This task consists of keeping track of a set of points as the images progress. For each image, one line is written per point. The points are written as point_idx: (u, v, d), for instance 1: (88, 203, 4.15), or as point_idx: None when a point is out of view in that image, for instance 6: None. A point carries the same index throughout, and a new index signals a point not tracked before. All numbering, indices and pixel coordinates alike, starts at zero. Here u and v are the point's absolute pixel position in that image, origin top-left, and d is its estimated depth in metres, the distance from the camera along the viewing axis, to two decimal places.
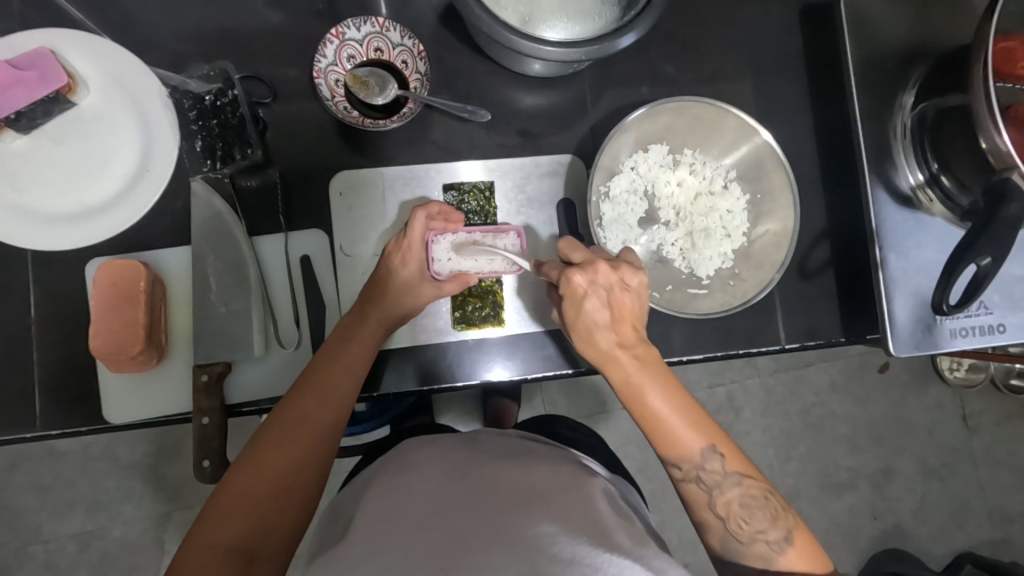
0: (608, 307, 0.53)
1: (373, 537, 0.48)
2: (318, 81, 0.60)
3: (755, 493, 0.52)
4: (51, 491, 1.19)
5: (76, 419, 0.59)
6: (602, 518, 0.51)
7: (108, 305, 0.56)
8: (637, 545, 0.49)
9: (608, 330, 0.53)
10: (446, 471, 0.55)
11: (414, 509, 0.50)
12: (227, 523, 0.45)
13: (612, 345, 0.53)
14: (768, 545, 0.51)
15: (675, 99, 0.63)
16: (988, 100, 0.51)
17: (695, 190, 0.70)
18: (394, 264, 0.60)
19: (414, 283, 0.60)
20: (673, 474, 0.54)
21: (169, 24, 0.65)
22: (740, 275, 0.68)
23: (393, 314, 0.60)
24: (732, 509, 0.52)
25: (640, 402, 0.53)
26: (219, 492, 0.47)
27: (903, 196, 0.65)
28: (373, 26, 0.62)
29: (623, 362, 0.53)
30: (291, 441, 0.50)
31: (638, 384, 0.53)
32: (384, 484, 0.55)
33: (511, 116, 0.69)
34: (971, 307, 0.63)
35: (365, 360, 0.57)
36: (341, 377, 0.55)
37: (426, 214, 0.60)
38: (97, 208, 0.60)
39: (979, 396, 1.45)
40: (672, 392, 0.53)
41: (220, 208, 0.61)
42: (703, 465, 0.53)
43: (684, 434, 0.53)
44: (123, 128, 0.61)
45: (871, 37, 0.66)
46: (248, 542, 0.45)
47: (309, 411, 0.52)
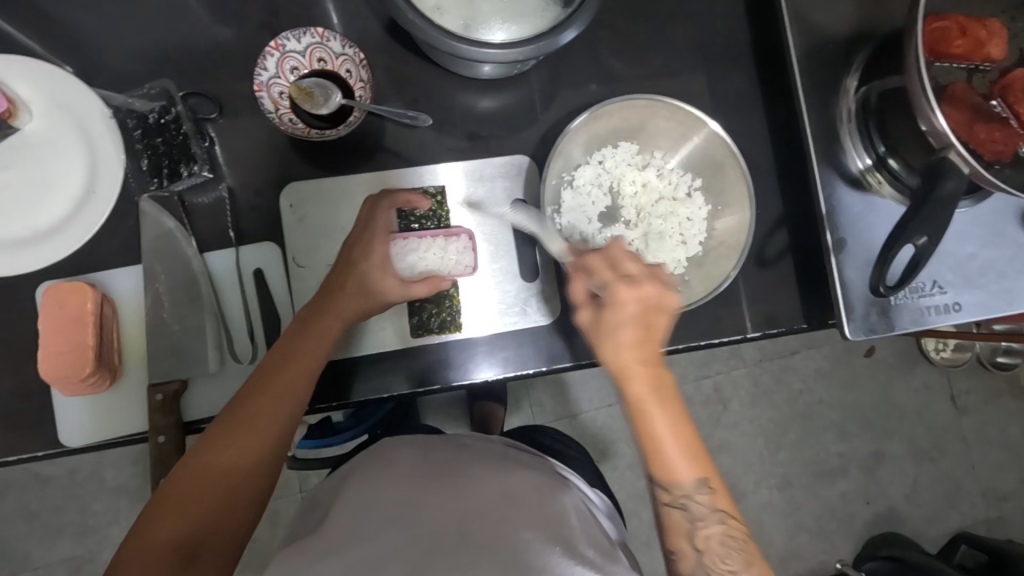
0: (637, 323, 0.53)
1: (346, 533, 0.48)
2: (259, 94, 0.61)
3: (735, 534, 0.52)
4: (39, 517, 1.18)
5: (35, 445, 0.58)
6: (575, 529, 0.51)
7: (59, 327, 0.56)
8: (606, 559, 0.50)
9: (639, 347, 0.52)
10: (425, 469, 0.55)
11: (383, 503, 0.50)
12: (169, 523, 0.47)
13: (635, 360, 0.52)
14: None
15: (643, 97, 0.63)
16: (921, 81, 0.51)
17: (659, 193, 0.69)
18: (358, 253, 0.59)
19: (379, 276, 0.59)
20: (659, 495, 0.52)
21: (115, 45, 0.65)
22: (689, 280, 0.67)
23: (361, 312, 0.59)
24: (710, 544, 0.52)
25: (647, 429, 0.51)
26: (165, 489, 0.48)
27: (853, 179, 0.65)
28: (314, 37, 0.62)
29: (637, 376, 0.52)
30: (243, 437, 0.51)
31: (644, 404, 0.51)
32: (360, 476, 0.56)
33: (462, 119, 0.69)
34: (910, 287, 0.63)
35: (321, 359, 0.56)
36: (295, 377, 0.55)
37: (392, 203, 0.61)
38: (45, 231, 0.60)
39: (966, 375, 1.46)
40: (678, 419, 0.52)
41: (168, 226, 0.61)
42: (692, 495, 0.52)
43: (682, 466, 0.51)
44: (68, 150, 0.61)
45: (815, 21, 0.66)
46: (191, 541, 0.47)
47: (256, 412, 0.52)
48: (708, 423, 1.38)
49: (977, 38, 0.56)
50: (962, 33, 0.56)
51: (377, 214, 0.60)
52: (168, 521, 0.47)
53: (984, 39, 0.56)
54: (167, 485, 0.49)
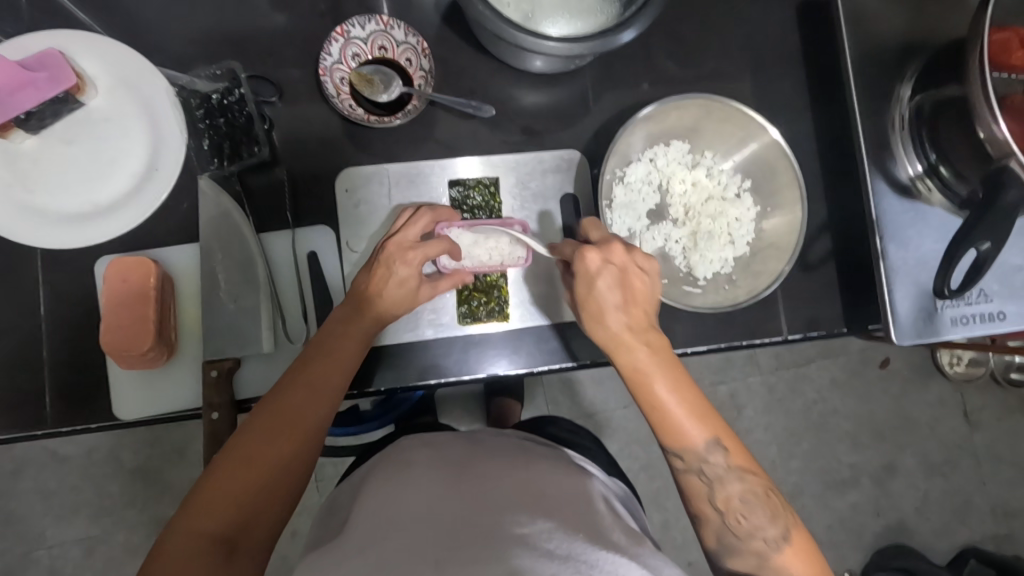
0: (620, 286, 0.55)
1: (367, 536, 0.47)
2: (324, 78, 0.62)
3: (756, 490, 0.53)
4: (55, 497, 1.19)
5: (87, 417, 0.59)
6: (599, 518, 0.51)
7: (119, 300, 0.57)
8: (632, 542, 0.50)
9: (627, 310, 0.55)
10: (442, 471, 0.55)
11: (413, 505, 0.50)
12: (212, 514, 0.46)
13: (623, 327, 0.55)
14: (765, 543, 0.52)
15: (706, 96, 0.64)
16: (985, 89, 0.52)
17: (709, 192, 0.70)
18: (396, 265, 0.58)
19: (411, 288, 0.59)
20: (676, 464, 0.55)
21: (175, 26, 0.66)
22: (735, 280, 0.68)
23: (387, 316, 0.59)
24: (732, 505, 0.53)
25: (646, 391, 0.54)
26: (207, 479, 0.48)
27: (903, 186, 0.66)
28: (378, 25, 0.63)
29: (634, 346, 0.54)
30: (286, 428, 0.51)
31: (645, 369, 0.54)
32: (378, 480, 0.56)
33: (513, 113, 0.70)
34: (969, 294, 0.64)
35: (355, 356, 0.57)
36: (328, 373, 0.54)
37: (433, 212, 0.62)
38: (106, 207, 0.60)
39: (980, 390, 1.46)
40: (679, 383, 0.54)
41: (228, 206, 0.61)
42: (705, 458, 0.54)
43: (690, 427, 0.54)
44: (132, 126, 0.62)
45: (869, 29, 0.67)
46: (231, 534, 0.47)
47: (298, 403, 0.52)
48: None
49: None
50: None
51: (417, 223, 0.60)
52: (207, 514, 0.46)
53: None
54: (208, 478, 0.48)
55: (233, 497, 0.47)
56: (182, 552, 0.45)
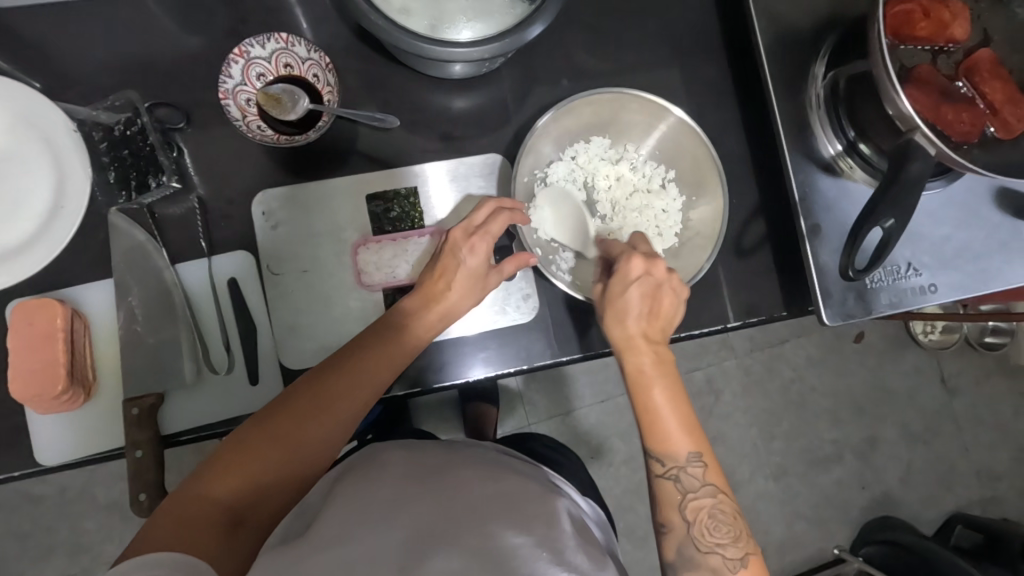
0: (650, 298, 0.57)
1: (339, 531, 0.44)
2: (225, 101, 0.60)
3: (726, 509, 0.52)
4: (30, 538, 1.17)
5: (12, 465, 0.58)
6: (567, 535, 0.49)
7: (28, 345, 0.56)
8: (595, 567, 0.48)
9: (647, 318, 0.57)
10: (417, 470, 0.52)
11: (384, 500, 0.47)
12: (225, 484, 0.48)
13: (639, 332, 0.57)
14: (721, 561, 0.51)
15: (618, 90, 0.63)
16: (885, 64, 0.51)
17: (633, 185, 0.69)
18: (462, 254, 0.59)
19: (478, 278, 0.60)
20: (653, 467, 0.54)
21: (80, 58, 0.64)
22: None
23: (451, 312, 0.60)
24: (700, 516, 0.52)
25: (645, 395, 0.55)
26: (231, 447, 0.50)
27: (825, 164, 0.65)
28: (278, 43, 0.62)
29: (642, 351, 0.57)
30: (316, 413, 0.52)
31: (647, 377, 0.56)
32: (356, 472, 0.52)
33: (434, 120, 0.69)
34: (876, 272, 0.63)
35: (394, 370, 0.56)
36: (360, 383, 0.54)
37: (497, 203, 0.61)
38: (11, 248, 0.59)
39: (956, 356, 1.46)
40: (674, 392, 0.55)
41: (139, 238, 0.60)
42: (684, 467, 0.53)
43: (676, 436, 0.54)
44: (34, 165, 0.60)
45: (782, 8, 0.66)
46: (240, 508, 0.48)
47: (337, 392, 0.53)
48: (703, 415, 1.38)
49: (940, 19, 0.57)
50: (925, 15, 0.57)
51: (494, 216, 0.61)
52: (231, 480, 0.48)
53: (947, 20, 0.57)
54: (234, 445, 0.50)
55: (249, 470, 0.49)
56: (190, 517, 0.46)
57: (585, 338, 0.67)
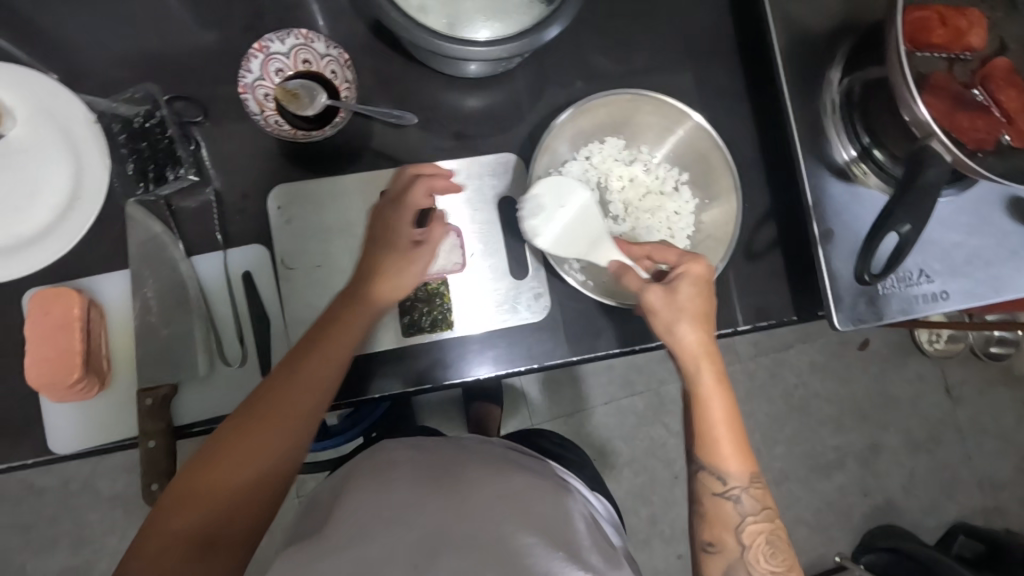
0: (698, 297, 0.57)
1: (345, 535, 0.46)
2: (245, 96, 0.60)
3: (782, 535, 0.54)
4: (33, 529, 1.17)
5: (24, 453, 0.58)
6: (579, 535, 0.50)
7: (45, 334, 0.56)
8: (608, 564, 0.48)
9: (700, 326, 0.57)
10: (425, 472, 0.53)
11: (389, 505, 0.48)
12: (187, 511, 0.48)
13: (698, 342, 0.56)
14: None
15: (633, 91, 0.64)
16: (902, 70, 0.52)
17: (646, 187, 0.69)
18: (392, 236, 0.58)
19: (407, 259, 0.58)
20: (710, 485, 0.55)
21: (99, 51, 0.65)
22: None
23: (399, 288, 0.58)
24: (758, 540, 0.53)
25: (704, 407, 0.55)
26: (188, 472, 0.50)
27: (839, 169, 0.65)
28: (298, 38, 0.62)
29: (705, 363, 0.56)
30: (267, 424, 0.52)
31: (707, 393, 0.55)
32: (365, 475, 0.54)
33: (448, 118, 0.69)
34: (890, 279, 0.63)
35: (338, 364, 0.55)
36: (311, 391, 0.54)
37: (416, 171, 0.61)
38: (28, 239, 0.59)
39: (960, 365, 1.46)
40: (734, 409, 0.55)
41: (155, 230, 0.61)
42: (745, 488, 0.54)
43: (734, 454, 0.54)
44: (53, 156, 0.61)
45: (797, 14, 0.66)
46: (207, 531, 0.49)
47: (286, 399, 0.53)
48: None
49: (956, 28, 0.57)
50: (942, 22, 0.57)
51: (409, 187, 0.60)
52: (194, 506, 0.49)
53: (964, 28, 0.57)
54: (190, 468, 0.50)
55: (210, 493, 0.49)
56: (156, 550, 0.47)
57: (595, 338, 0.67)
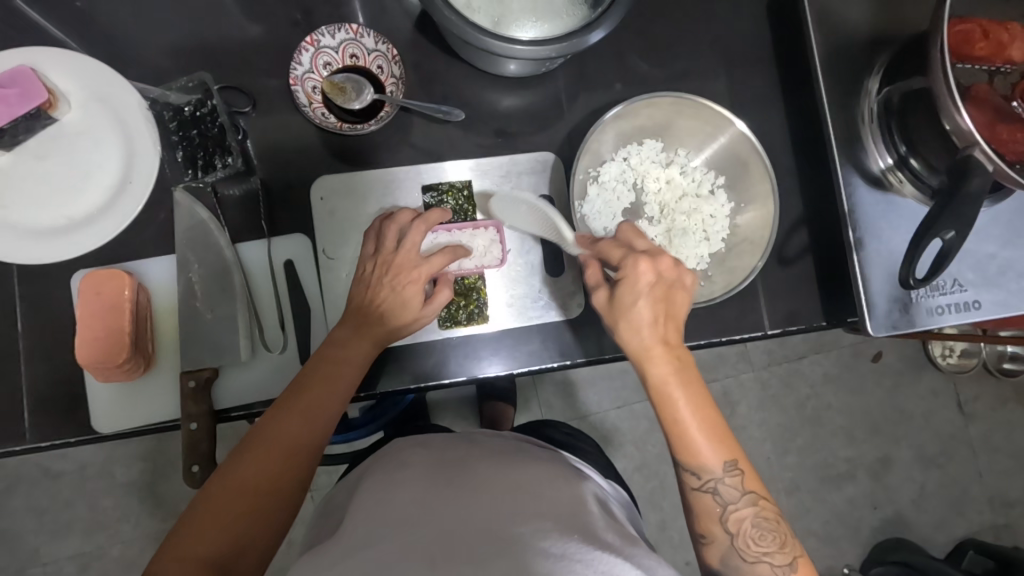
0: (661, 301, 0.55)
1: (360, 534, 0.46)
2: (295, 87, 0.61)
3: (768, 515, 0.53)
4: (48, 513, 1.18)
5: (67, 431, 0.59)
6: (592, 517, 0.50)
7: (93, 314, 0.57)
8: (626, 542, 0.48)
9: (657, 326, 0.54)
10: (435, 470, 0.54)
11: (398, 507, 0.48)
12: (198, 542, 0.46)
13: (657, 340, 0.54)
14: (770, 568, 0.52)
15: (675, 95, 0.65)
16: (946, 81, 0.53)
17: (683, 189, 0.70)
18: (390, 277, 0.58)
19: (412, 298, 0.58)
20: (688, 480, 0.54)
21: (151, 41, 0.66)
22: (712, 276, 0.68)
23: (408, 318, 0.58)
24: (743, 527, 0.53)
25: (671, 407, 0.53)
26: (197, 505, 0.48)
27: (874, 178, 0.66)
28: (348, 33, 0.64)
29: (662, 359, 0.54)
30: (274, 452, 0.51)
31: (663, 384, 0.54)
32: (377, 479, 0.55)
33: (488, 116, 0.70)
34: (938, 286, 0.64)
35: (339, 395, 0.55)
36: (311, 421, 0.53)
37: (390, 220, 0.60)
38: (80, 221, 0.60)
39: (974, 381, 1.46)
40: (700, 401, 0.54)
41: (203, 216, 0.62)
42: (721, 478, 0.53)
43: (707, 448, 0.53)
44: (106, 141, 0.62)
45: (837, 24, 0.67)
46: (224, 558, 0.47)
47: (292, 428, 0.52)
48: None
49: (998, 41, 0.58)
50: (985, 35, 0.58)
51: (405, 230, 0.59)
52: (204, 537, 0.47)
53: (1006, 42, 0.58)
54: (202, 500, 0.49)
55: (221, 525, 0.47)
56: None
57: None
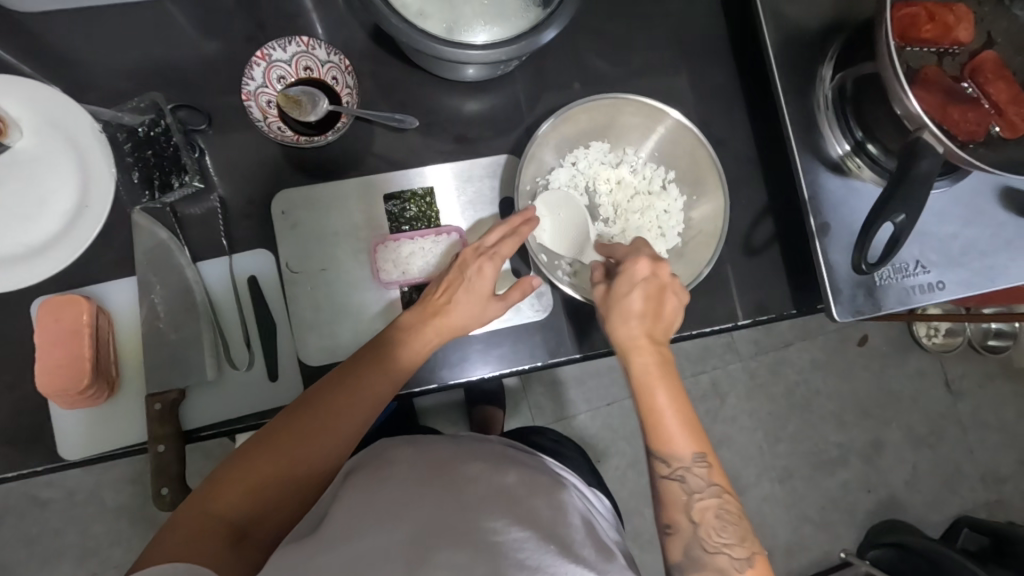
0: (653, 300, 0.58)
1: (342, 525, 0.46)
2: (248, 103, 0.62)
3: (730, 508, 0.52)
4: (38, 542, 1.17)
5: (35, 460, 0.59)
6: (572, 529, 0.50)
7: (54, 341, 0.57)
8: (603, 556, 0.48)
9: (649, 321, 0.58)
10: (422, 466, 0.53)
11: (381, 503, 0.47)
12: (229, 498, 0.49)
13: (643, 333, 0.57)
14: (729, 561, 0.50)
15: (614, 96, 0.65)
16: (894, 68, 0.53)
17: (634, 188, 0.71)
18: (470, 270, 0.60)
19: (483, 298, 0.61)
20: (658, 468, 0.54)
21: (103, 63, 0.66)
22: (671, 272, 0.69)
23: (454, 325, 0.60)
24: (706, 517, 0.52)
25: (648, 395, 0.55)
26: (235, 459, 0.51)
27: (834, 164, 0.67)
28: (300, 46, 0.64)
29: (647, 350, 0.57)
30: (322, 428, 0.53)
31: (647, 376, 0.56)
32: (361, 473, 0.53)
33: (449, 122, 0.70)
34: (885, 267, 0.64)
35: (392, 385, 0.57)
36: (362, 403, 0.56)
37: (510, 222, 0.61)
38: (37, 248, 0.60)
39: (959, 360, 1.47)
40: (679, 392, 0.56)
41: (163, 237, 0.61)
42: (689, 468, 0.53)
43: (682, 434, 0.54)
44: (60, 166, 0.62)
45: (789, 13, 0.67)
46: (246, 519, 0.49)
47: (342, 405, 0.55)
48: (709, 418, 1.38)
49: (944, 23, 0.58)
50: (930, 18, 0.58)
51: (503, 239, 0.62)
52: (233, 494, 0.49)
53: (952, 24, 0.58)
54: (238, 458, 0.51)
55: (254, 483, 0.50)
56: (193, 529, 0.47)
57: (597, 335, 0.68)
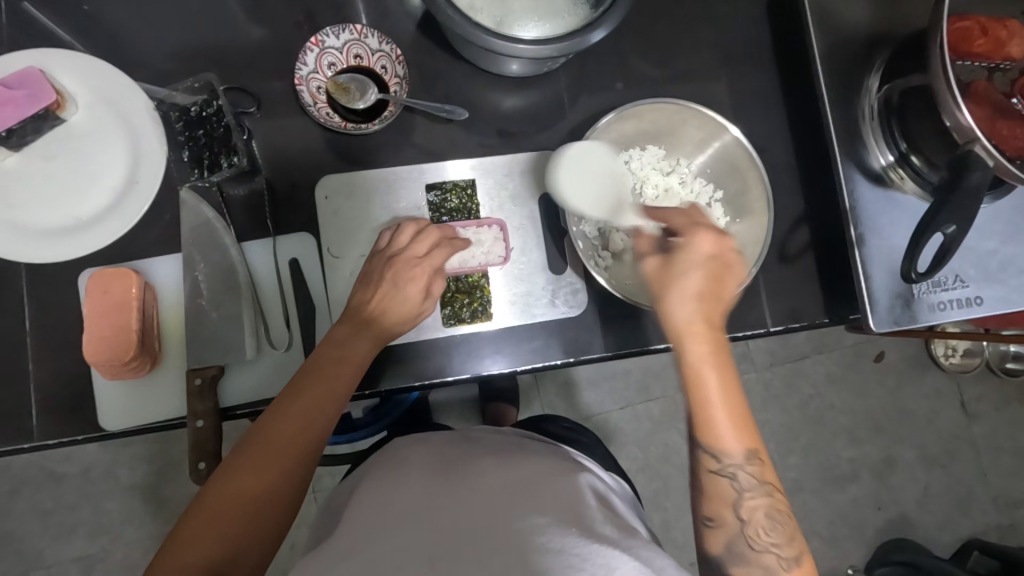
0: (711, 274, 0.54)
1: (359, 533, 0.47)
2: (300, 87, 0.63)
3: (781, 508, 0.50)
4: (52, 516, 1.18)
5: (73, 429, 0.59)
6: (587, 505, 0.49)
7: (101, 313, 0.58)
8: (624, 534, 0.48)
9: (705, 301, 0.53)
10: (434, 466, 0.54)
11: (398, 510, 0.48)
12: (195, 548, 0.46)
13: (701, 316, 0.53)
14: (777, 560, 0.49)
15: (678, 103, 0.66)
16: (947, 80, 0.53)
17: (681, 199, 0.71)
18: (400, 279, 0.59)
19: (414, 300, 0.60)
20: (707, 462, 0.50)
21: (156, 43, 0.67)
22: None
23: (388, 329, 0.59)
24: (756, 516, 0.50)
25: (700, 385, 0.51)
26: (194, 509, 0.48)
27: (876, 175, 0.67)
28: (352, 33, 0.64)
29: (703, 336, 0.52)
30: (272, 454, 0.50)
31: (701, 369, 0.51)
32: (373, 481, 0.54)
33: (490, 116, 0.71)
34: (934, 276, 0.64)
35: (337, 396, 0.54)
36: (312, 417, 0.52)
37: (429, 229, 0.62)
38: (86, 221, 0.61)
39: (977, 381, 1.46)
40: (726, 380, 0.51)
41: (208, 215, 0.62)
42: (741, 465, 0.50)
43: (733, 431, 0.50)
44: (113, 142, 0.63)
45: (836, 23, 0.68)
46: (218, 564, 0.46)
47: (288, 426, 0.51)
48: None
49: (997, 38, 0.59)
50: (983, 33, 0.59)
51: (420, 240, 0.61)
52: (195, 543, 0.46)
53: (1004, 39, 0.59)
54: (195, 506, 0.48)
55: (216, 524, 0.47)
56: None
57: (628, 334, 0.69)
